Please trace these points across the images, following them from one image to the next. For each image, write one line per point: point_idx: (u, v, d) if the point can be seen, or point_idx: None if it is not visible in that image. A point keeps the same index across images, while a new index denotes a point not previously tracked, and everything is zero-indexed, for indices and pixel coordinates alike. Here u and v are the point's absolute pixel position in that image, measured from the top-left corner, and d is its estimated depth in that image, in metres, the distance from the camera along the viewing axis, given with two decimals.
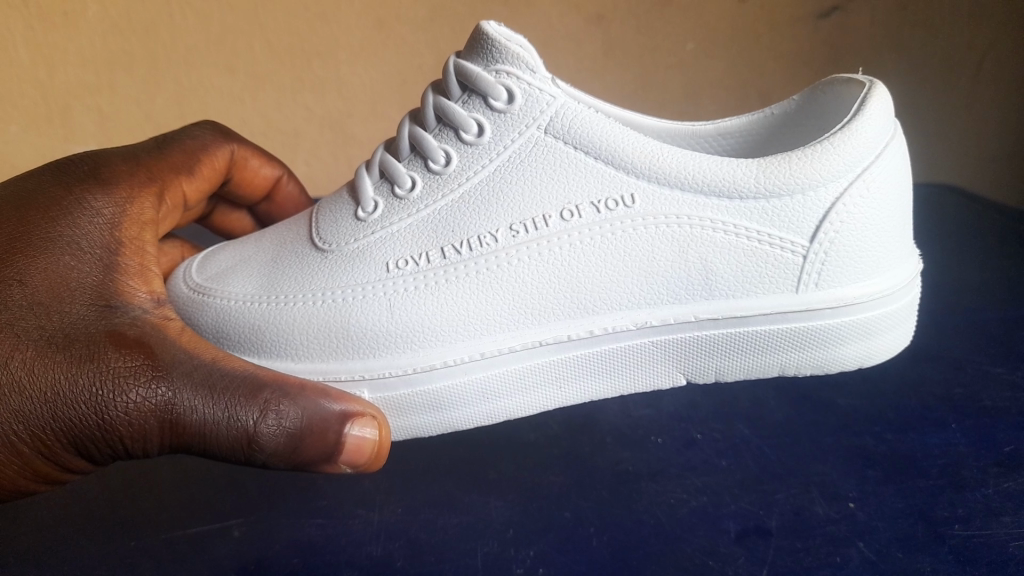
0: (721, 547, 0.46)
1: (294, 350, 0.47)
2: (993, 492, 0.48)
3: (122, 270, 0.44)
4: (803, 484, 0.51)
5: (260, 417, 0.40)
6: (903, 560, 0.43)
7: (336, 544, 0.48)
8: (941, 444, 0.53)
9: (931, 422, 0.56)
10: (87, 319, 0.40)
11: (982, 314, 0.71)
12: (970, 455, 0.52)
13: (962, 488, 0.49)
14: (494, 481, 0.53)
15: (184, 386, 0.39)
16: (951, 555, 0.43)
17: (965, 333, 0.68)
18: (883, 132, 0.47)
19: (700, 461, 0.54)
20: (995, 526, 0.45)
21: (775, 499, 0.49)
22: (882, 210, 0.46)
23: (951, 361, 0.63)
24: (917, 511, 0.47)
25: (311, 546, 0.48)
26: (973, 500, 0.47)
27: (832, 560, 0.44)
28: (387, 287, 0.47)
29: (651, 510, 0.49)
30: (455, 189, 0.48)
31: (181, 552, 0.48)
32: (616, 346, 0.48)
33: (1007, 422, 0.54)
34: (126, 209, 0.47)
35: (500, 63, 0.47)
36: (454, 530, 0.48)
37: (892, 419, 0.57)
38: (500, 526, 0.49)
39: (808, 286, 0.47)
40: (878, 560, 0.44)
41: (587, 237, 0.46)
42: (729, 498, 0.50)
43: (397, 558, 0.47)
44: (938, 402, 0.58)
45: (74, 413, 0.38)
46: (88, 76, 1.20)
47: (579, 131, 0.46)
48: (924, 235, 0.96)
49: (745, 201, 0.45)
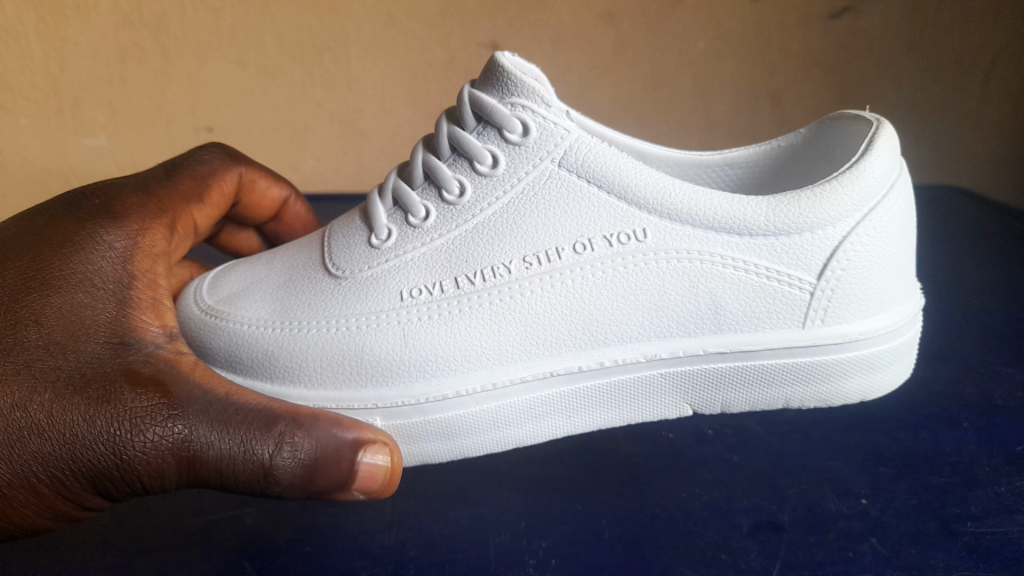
0: (734, 541, 0.47)
1: (307, 376, 0.48)
2: (1005, 490, 0.49)
3: (136, 304, 0.45)
4: (814, 480, 0.52)
5: (276, 450, 0.41)
6: (916, 555, 0.45)
7: (349, 532, 0.50)
8: (953, 442, 0.54)
9: (944, 421, 0.57)
10: (102, 358, 0.41)
11: (985, 317, 0.72)
12: (981, 453, 0.53)
13: (974, 486, 0.50)
14: (506, 476, 0.54)
15: (199, 422, 0.40)
16: (964, 551, 0.44)
17: (974, 333, 0.69)
18: (893, 170, 0.47)
19: (712, 456, 0.56)
20: (1008, 523, 0.46)
21: (787, 494, 0.51)
22: (889, 248, 0.47)
23: (962, 361, 0.64)
24: (930, 508, 0.48)
25: (324, 533, 0.50)
26: (985, 497, 0.49)
27: (845, 554, 0.45)
28: (401, 315, 0.48)
29: (662, 504, 0.51)
30: (469, 219, 0.49)
31: (194, 537, 0.50)
32: (625, 377, 0.49)
33: (1018, 422, 0.56)
34: (138, 242, 0.48)
35: (516, 96, 0.48)
36: (466, 521, 0.50)
37: (904, 419, 0.58)
38: (512, 517, 0.50)
39: (814, 322, 0.47)
40: (890, 556, 0.45)
41: (598, 270, 0.47)
42: (741, 493, 0.51)
43: (410, 547, 0.48)
44: (949, 402, 0.59)
45: (92, 453, 0.39)
46: (100, 68, 1.22)
47: (593, 166, 0.47)
48: (931, 233, 0.97)
49: (755, 238, 0.46)
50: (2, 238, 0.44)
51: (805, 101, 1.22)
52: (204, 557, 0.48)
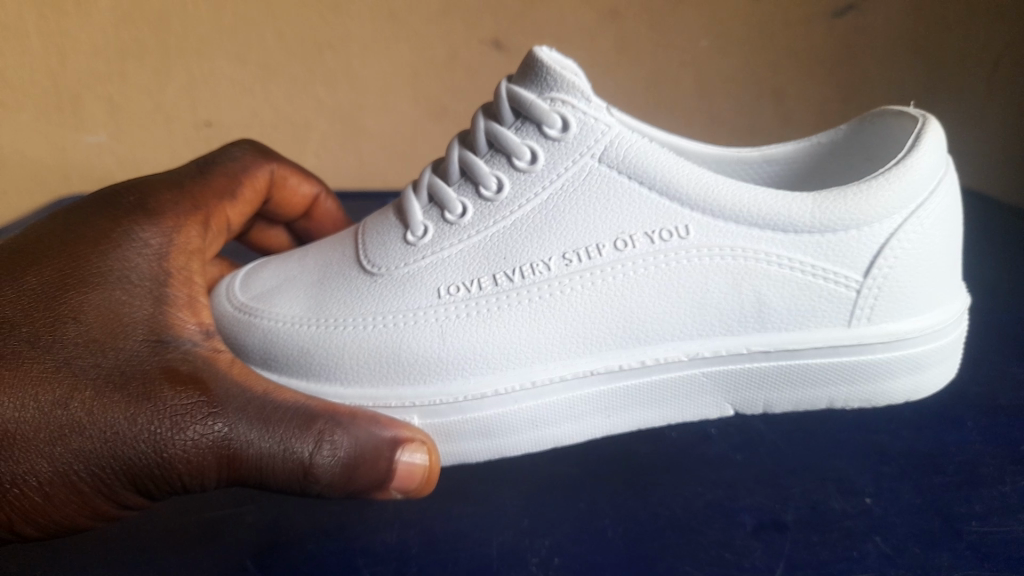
0: (737, 540, 0.46)
1: (344, 375, 0.47)
2: (1010, 490, 0.49)
3: (172, 301, 0.44)
4: (818, 479, 0.52)
5: (317, 448, 0.40)
6: (921, 555, 0.44)
7: (349, 530, 0.49)
8: (957, 441, 0.54)
9: (947, 421, 0.57)
10: (141, 354, 0.40)
11: (996, 316, 0.72)
12: (986, 453, 0.52)
13: (979, 486, 0.49)
14: (509, 477, 0.53)
15: (240, 420, 0.39)
16: (969, 551, 0.44)
17: (981, 329, 0.70)
18: (938, 166, 0.47)
19: (715, 454, 0.55)
20: (1014, 523, 0.46)
21: (790, 493, 0.50)
22: (935, 245, 0.46)
23: (970, 360, 0.64)
24: (934, 509, 0.48)
25: (325, 531, 0.49)
26: (990, 497, 0.48)
27: (850, 553, 0.45)
28: (439, 313, 0.47)
29: (666, 504, 0.50)
30: (507, 215, 0.48)
31: (196, 533, 0.49)
32: (666, 376, 0.48)
33: (1023, 421, 0.55)
34: (173, 239, 0.47)
35: (556, 91, 0.48)
36: (464, 520, 0.49)
37: (907, 418, 0.58)
38: (514, 516, 0.49)
39: (860, 320, 0.47)
40: (895, 555, 0.44)
41: (640, 268, 0.46)
42: (745, 492, 0.51)
43: (413, 544, 0.47)
44: (955, 402, 0.59)
45: (133, 452, 0.38)
46: (100, 64, 1.21)
47: (633, 162, 0.46)
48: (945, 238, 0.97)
49: (801, 234, 0.45)
50: (35, 236, 0.44)
51: (810, 102, 1.23)
52: (212, 552, 0.47)
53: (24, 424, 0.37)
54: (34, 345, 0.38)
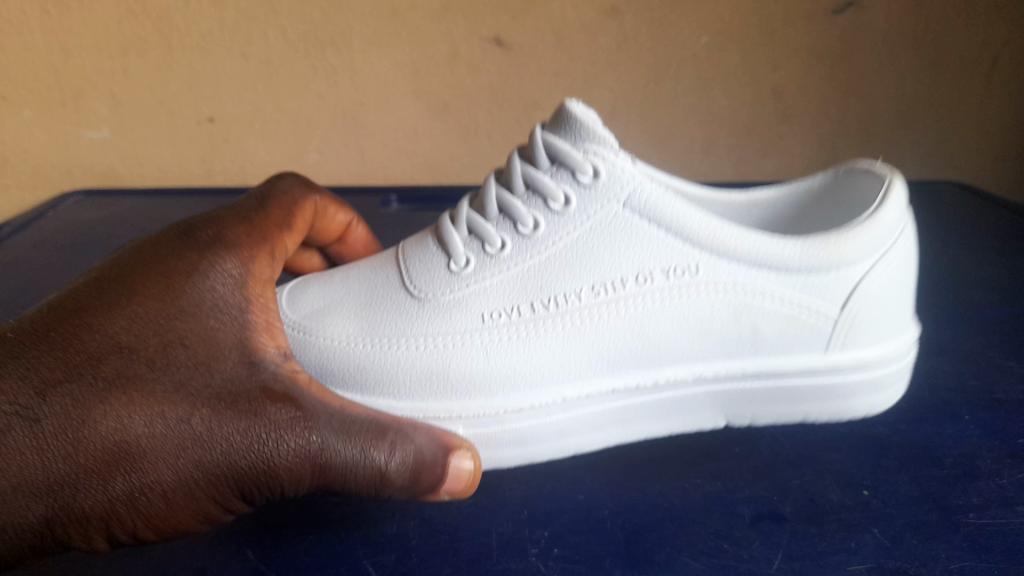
0: (736, 531, 0.54)
1: (396, 389, 0.54)
2: (1007, 482, 0.57)
3: (256, 327, 0.50)
4: (817, 472, 0.60)
5: (390, 457, 0.48)
6: (918, 545, 0.52)
7: (353, 521, 0.56)
8: (955, 435, 0.63)
9: (948, 415, 0.66)
10: (238, 376, 0.47)
11: (980, 315, 0.83)
12: (984, 446, 0.62)
13: (977, 478, 0.58)
14: (522, 476, 0.61)
15: (329, 433, 0.47)
16: (964, 542, 0.52)
17: (976, 329, 0.80)
18: (902, 220, 0.55)
19: (705, 440, 0.64)
20: (1009, 515, 0.54)
21: (789, 486, 0.59)
22: (895, 285, 0.55)
23: (970, 355, 0.75)
24: (932, 499, 0.56)
25: (334, 521, 0.56)
26: (988, 489, 0.57)
27: (847, 545, 0.52)
28: (483, 336, 0.54)
29: (665, 496, 0.58)
30: (541, 250, 0.55)
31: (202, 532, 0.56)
32: (674, 393, 0.56)
33: (1016, 412, 0.65)
34: (249, 268, 0.52)
35: (587, 142, 0.54)
36: (467, 515, 0.57)
37: (910, 412, 0.67)
38: (514, 511, 0.57)
39: (835, 347, 0.55)
40: (891, 546, 0.52)
41: (657, 301, 0.54)
42: (744, 485, 0.59)
43: (413, 536, 0.55)
44: (949, 395, 0.69)
45: (241, 461, 0.45)
46: (103, 62, 1.36)
47: (653, 208, 0.53)
48: (947, 244, 1.06)
49: (790, 273, 0.53)
50: (118, 271, 0.48)
51: (805, 96, 1.31)
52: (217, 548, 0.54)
53: (154, 439, 0.44)
54: (152, 368, 0.45)
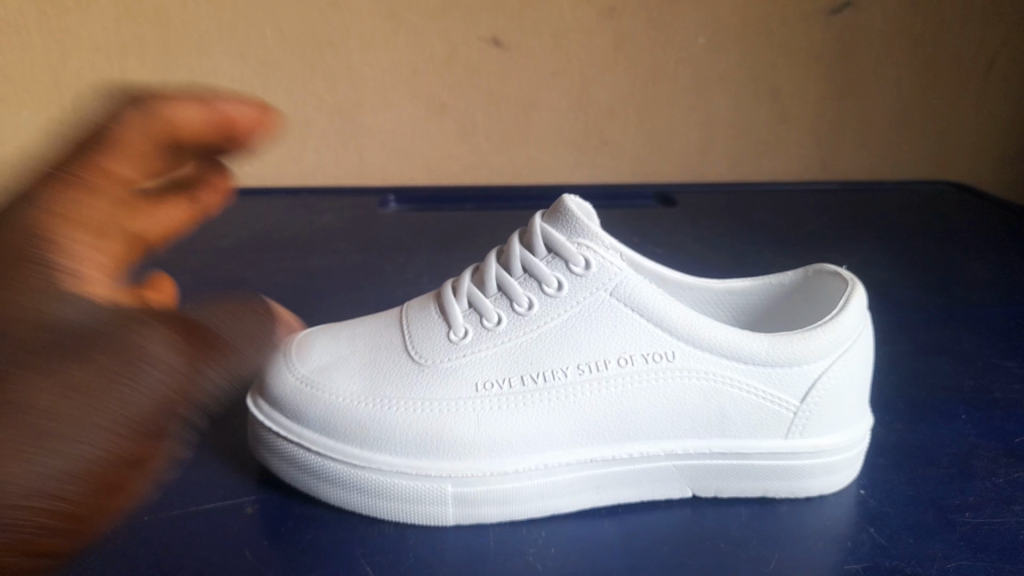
0: (733, 530, 0.48)
1: (369, 452, 0.48)
2: (1003, 481, 0.52)
3: (74, 268, 0.39)
4: None
5: (203, 368, 0.38)
6: (915, 544, 0.47)
7: (305, 526, 0.49)
8: (951, 434, 0.58)
9: (943, 413, 0.61)
10: (54, 318, 0.35)
11: (980, 317, 0.79)
12: (979, 445, 0.57)
13: (972, 477, 0.53)
14: None
15: (157, 350, 0.36)
16: (962, 541, 0.47)
17: (974, 334, 0.75)
18: (862, 330, 0.51)
19: None
20: (1006, 514, 0.49)
21: None
22: (856, 397, 0.50)
23: (964, 355, 0.71)
24: (929, 500, 0.51)
25: (300, 520, 0.50)
26: (983, 488, 0.52)
27: (848, 544, 0.47)
28: (472, 403, 0.48)
29: None
30: (531, 329, 0.50)
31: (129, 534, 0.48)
32: (643, 471, 0.49)
33: (1011, 412, 0.61)
34: (81, 187, 0.41)
35: (579, 237, 0.51)
36: None
37: (906, 409, 0.62)
38: None
39: (795, 434, 0.49)
40: (889, 545, 0.47)
41: (634, 384, 0.49)
42: None
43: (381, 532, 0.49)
44: (945, 395, 0.64)
45: (75, 414, 0.33)
46: (100, 61, 1.22)
47: (640, 298, 0.49)
48: (951, 253, 1.01)
49: (757, 365, 0.49)
50: None
51: (807, 98, 1.26)
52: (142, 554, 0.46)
53: None
54: None
